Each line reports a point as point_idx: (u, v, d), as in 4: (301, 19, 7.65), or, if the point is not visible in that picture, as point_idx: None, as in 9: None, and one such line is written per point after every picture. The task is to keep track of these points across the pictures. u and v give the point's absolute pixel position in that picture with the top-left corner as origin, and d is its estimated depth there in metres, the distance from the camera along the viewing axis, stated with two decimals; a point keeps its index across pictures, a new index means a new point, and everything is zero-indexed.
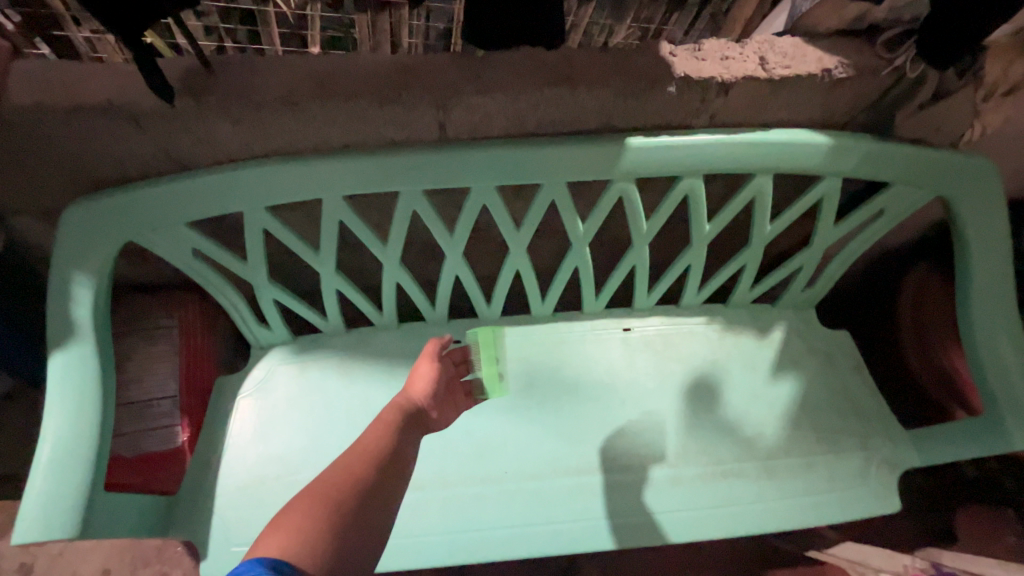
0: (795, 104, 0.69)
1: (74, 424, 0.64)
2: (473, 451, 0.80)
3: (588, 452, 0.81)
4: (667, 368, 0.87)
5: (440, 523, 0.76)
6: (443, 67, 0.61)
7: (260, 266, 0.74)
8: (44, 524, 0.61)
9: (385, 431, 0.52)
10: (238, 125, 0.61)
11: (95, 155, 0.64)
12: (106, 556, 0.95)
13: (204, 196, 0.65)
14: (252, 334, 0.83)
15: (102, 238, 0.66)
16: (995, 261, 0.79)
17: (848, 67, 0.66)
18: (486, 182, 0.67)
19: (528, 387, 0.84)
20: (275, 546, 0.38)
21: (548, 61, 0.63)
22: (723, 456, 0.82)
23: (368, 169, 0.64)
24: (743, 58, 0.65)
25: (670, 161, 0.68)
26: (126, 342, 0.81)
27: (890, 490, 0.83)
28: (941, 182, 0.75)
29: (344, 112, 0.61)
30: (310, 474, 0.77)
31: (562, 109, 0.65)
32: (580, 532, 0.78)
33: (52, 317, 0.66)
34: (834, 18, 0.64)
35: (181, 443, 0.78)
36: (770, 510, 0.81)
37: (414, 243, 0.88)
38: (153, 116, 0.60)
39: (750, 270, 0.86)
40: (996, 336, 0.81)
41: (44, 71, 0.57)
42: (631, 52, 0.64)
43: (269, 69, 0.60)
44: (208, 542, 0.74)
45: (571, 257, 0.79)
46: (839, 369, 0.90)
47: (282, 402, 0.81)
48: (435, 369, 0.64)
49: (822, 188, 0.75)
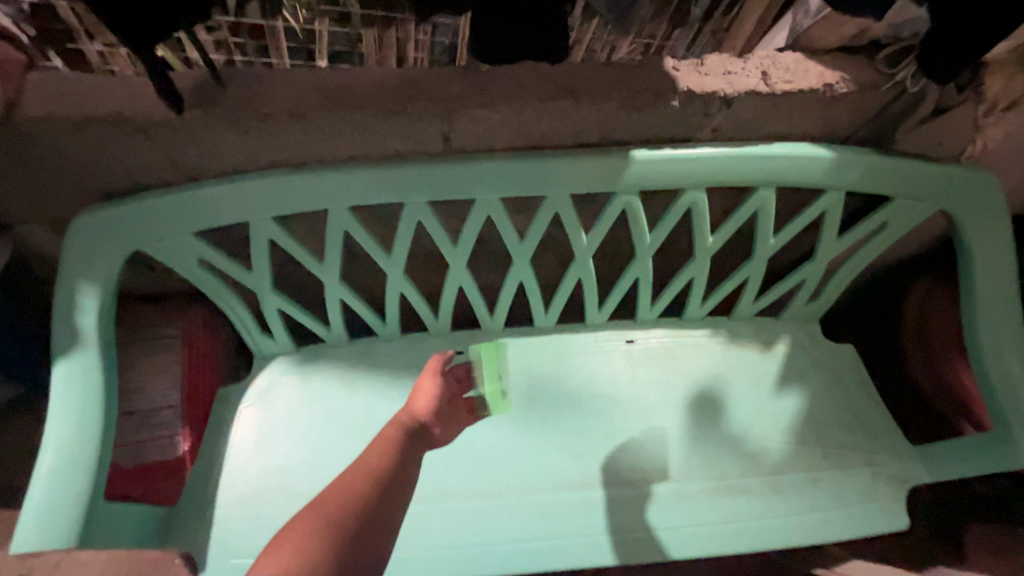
0: (796, 118, 0.70)
1: (75, 433, 0.64)
2: (475, 463, 0.80)
3: (590, 466, 0.81)
4: (669, 382, 0.87)
5: (440, 537, 0.76)
6: (449, 80, 0.62)
7: (264, 276, 0.75)
8: (42, 534, 0.60)
9: (387, 448, 0.51)
10: (246, 136, 0.62)
11: (103, 165, 0.65)
12: (103, 567, 0.94)
13: (210, 206, 0.65)
14: (255, 343, 0.83)
15: (108, 247, 0.66)
16: (1000, 275, 0.79)
17: (849, 82, 0.66)
18: (491, 194, 0.68)
19: (531, 399, 0.84)
20: (275, 561, 0.37)
21: (553, 75, 0.64)
22: (728, 471, 0.82)
23: (373, 180, 0.65)
24: (745, 73, 0.65)
25: (673, 175, 0.68)
26: (130, 351, 0.82)
27: (898, 507, 0.82)
28: (945, 195, 0.75)
29: (350, 123, 0.62)
30: (311, 485, 0.77)
31: (566, 122, 0.66)
32: (582, 547, 0.77)
33: (57, 326, 0.66)
34: (834, 34, 0.65)
35: (181, 453, 0.78)
36: (775, 526, 0.80)
37: (418, 254, 0.88)
38: (162, 127, 0.60)
39: (753, 283, 0.86)
40: (1003, 351, 0.80)
41: (60, 83, 0.58)
42: (633, 67, 0.65)
43: (277, 82, 0.60)
44: (206, 554, 0.73)
45: (574, 269, 0.79)
46: (843, 383, 0.90)
47: (283, 413, 0.80)
48: (438, 386, 0.65)
49: (825, 202, 0.75)
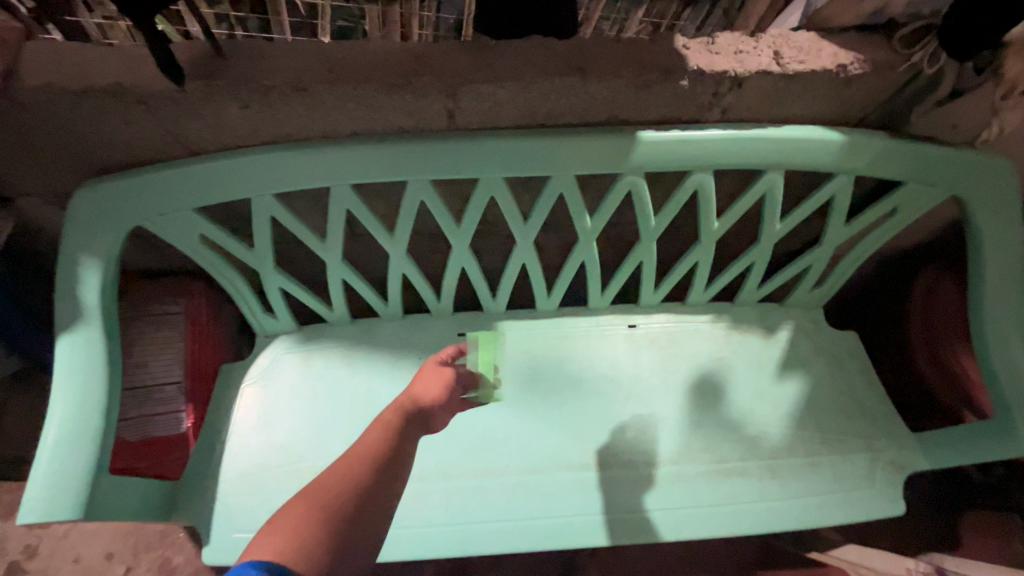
0: (807, 100, 0.68)
1: (80, 403, 0.65)
2: (477, 445, 0.80)
3: (589, 448, 0.81)
4: (670, 365, 0.87)
5: (441, 515, 0.76)
6: (454, 55, 0.60)
7: (267, 254, 0.74)
8: (49, 505, 0.61)
9: (386, 433, 0.50)
10: (247, 109, 0.61)
11: (104, 139, 0.64)
12: (110, 538, 0.96)
13: (211, 181, 0.65)
14: (258, 322, 0.83)
15: (111, 222, 0.66)
16: (1009, 264, 0.78)
17: (864, 62, 0.64)
18: (494, 172, 0.67)
19: (531, 381, 0.84)
20: (267, 552, 0.37)
21: (559, 51, 0.61)
22: (727, 455, 0.82)
23: (377, 157, 0.64)
24: (757, 52, 0.63)
25: (679, 156, 0.67)
26: (133, 327, 0.81)
27: (895, 493, 0.82)
28: (958, 181, 0.74)
29: (353, 99, 0.60)
30: (313, 464, 0.77)
31: (573, 99, 0.64)
32: (581, 527, 0.77)
33: (59, 300, 0.66)
34: (851, 11, 0.63)
35: (185, 428, 0.79)
36: (771, 509, 0.80)
37: (421, 234, 0.88)
38: (162, 98, 0.58)
39: (759, 268, 0.85)
40: (1007, 342, 0.79)
41: (54, 53, 0.56)
42: (644, 43, 0.63)
43: (277, 55, 0.59)
44: (211, 528, 0.74)
45: (577, 251, 0.79)
46: (846, 370, 0.89)
47: (286, 389, 0.81)
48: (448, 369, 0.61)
49: (834, 186, 0.74)
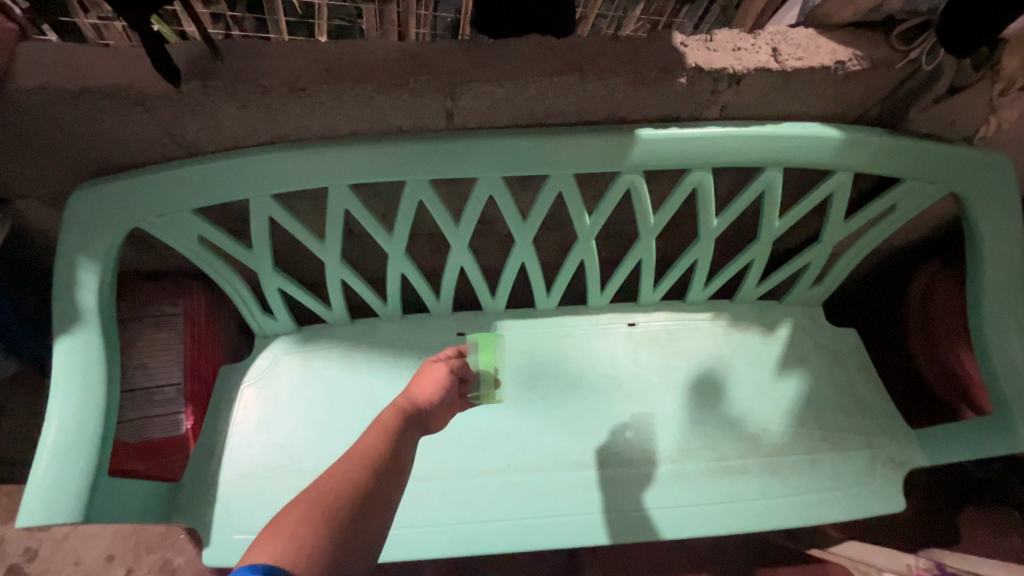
0: (806, 96, 0.68)
1: (79, 405, 0.64)
2: (477, 444, 0.80)
3: (590, 447, 0.81)
4: (670, 363, 0.87)
5: (442, 515, 0.76)
6: (452, 54, 0.60)
7: (265, 254, 0.74)
8: (48, 507, 0.60)
9: (383, 434, 0.50)
10: (244, 109, 0.61)
11: (101, 140, 0.64)
12: (110, 540, 0.95)
13: (209, 182, 0.64)
14: (257, 323, 0.83)
15: (109, 223, 0.66)
16: (1008, 260, 0.78)
17: (863, 59, 0.64)
18: (493, 171, 0.67)
19: (531, 380, 0.84)
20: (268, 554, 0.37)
21: (557, 50, 0.61)
22: (727, 453, 0.82)
23: (375, 157, 0.64)
24: (755, 49, 0.63)
25: (677, 154, 0.67)
26: (131, 329, 0.81)
27: (895, 490, 0.82)
28: (957, 178, 0.74)
29: (350, 99, 0.60)
30: (313, 464, 0.77)
31: (571, 97, 0.64)
32: (582, 526, 0.77)
33: (57, 301, 0.66)
34: (850, 7, 0.62)
35: (185, 430, 0.79)
36: (771, 507, 0.80)
37: (419, 234, 0.88)
38: (160, 99, 0.58)
39: (758, 266, 0.85)
40: (1006, 338, 0.79)
41: (50, 54, 0.56)
42: (642, 41, 0.63)
43: (274, 55, 0.59)
44: (211, 529, 0.74)
45: (576, 250, 0.79)
46: (845, 367, 0.89)
47: (286, 390, 0.81)
48: (443, 370, 0.61)
49: (833, 183, 0.74)
